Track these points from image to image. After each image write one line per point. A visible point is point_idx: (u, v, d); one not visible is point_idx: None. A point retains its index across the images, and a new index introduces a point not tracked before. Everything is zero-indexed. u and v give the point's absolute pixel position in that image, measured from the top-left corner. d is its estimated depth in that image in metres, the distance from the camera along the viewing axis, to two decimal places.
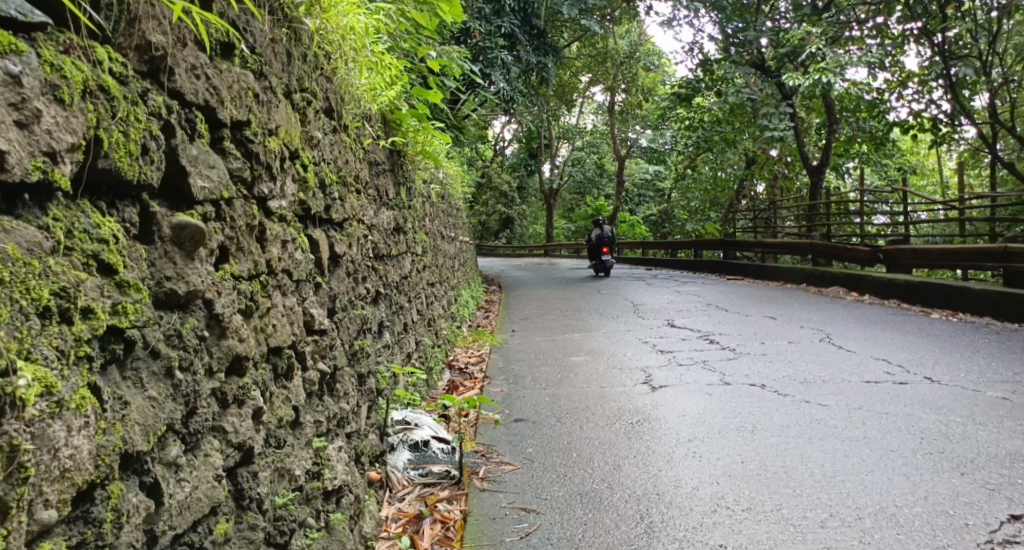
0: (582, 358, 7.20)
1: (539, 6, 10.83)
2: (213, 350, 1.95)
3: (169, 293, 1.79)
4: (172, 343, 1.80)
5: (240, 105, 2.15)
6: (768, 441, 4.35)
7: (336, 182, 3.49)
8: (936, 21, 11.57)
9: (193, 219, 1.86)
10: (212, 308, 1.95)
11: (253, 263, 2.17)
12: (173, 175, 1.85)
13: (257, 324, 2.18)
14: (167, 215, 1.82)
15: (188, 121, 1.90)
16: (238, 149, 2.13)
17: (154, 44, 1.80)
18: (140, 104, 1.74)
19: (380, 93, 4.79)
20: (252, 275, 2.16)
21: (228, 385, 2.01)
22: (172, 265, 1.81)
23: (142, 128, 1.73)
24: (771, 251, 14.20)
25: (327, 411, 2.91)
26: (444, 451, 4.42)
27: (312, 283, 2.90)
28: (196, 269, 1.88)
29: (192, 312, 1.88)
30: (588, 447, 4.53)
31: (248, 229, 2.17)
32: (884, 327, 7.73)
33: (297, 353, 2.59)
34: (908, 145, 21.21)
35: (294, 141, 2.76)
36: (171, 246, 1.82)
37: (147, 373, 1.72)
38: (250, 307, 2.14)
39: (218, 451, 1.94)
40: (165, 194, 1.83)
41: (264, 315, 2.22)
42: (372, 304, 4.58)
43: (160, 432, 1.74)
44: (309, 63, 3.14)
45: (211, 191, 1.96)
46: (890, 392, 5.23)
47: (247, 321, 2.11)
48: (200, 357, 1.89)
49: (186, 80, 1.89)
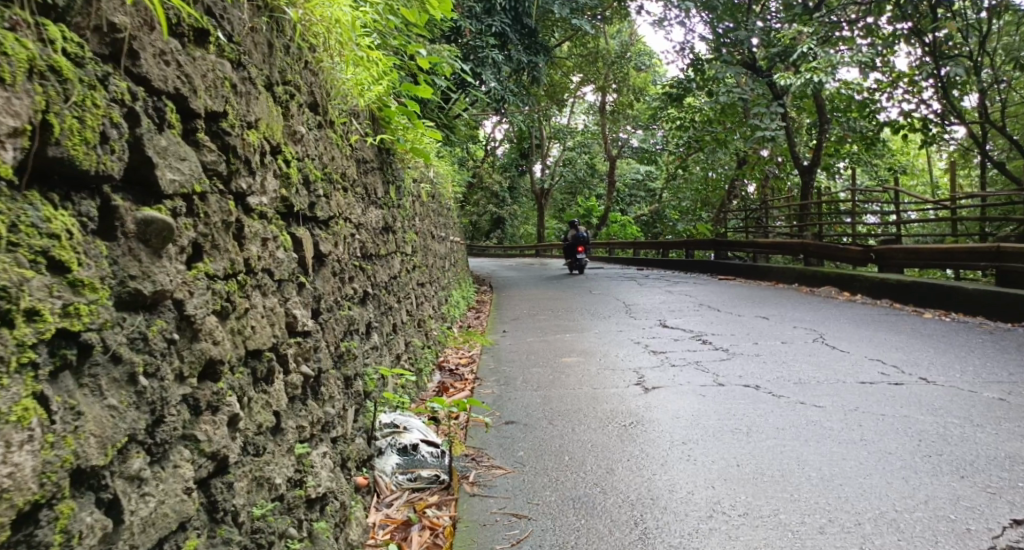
0: (574, 359, 7.11)
1: (529, 5, 10.73)
2: (183, 353, 1.84)
3: (133, 293, 1.69)
4: (136, 347, 1.69)
5: (216, 95, 2.04)
6: (764, 444, 4.26)
7: (321, 179, 3.39)
8: (926, 21, 11.52)
9: (160, 214, 1.76)
10: (182, 309, 1.84)
11: (229, 262, 2.06)
12: (139, 166, 1.74)
13: (233, 326, 2.07)
14: (131, 209, 1.71)
15: (157, 110, 1.80)
16: (213, 141, 2.03)
17: (116, 25, 1.69)
18: (98, 89, 1.64)
19: (367, 90, 4.69)
20: (228, 274, 2.05)
21: (200, 392, 1.90)
22: (136, 264, 1.71)
23: (101, 114, 1.63)
24: (762, 251, 14.15)
25: (310, 416, 2.81)
26: (434, 455, 4.31)
27: (294, 283, 2.80)
28: (164, 267, 1.77)
29: (161, 314, 1.78)
30: (580, 450, 4.44)
31: (225, 225, 2.06)
32: (877, 327, 7.67)
33: (278, 357, 2.49)
34: (899, 145, 21.21)
35: (276, 135, 2.66)
36: (137, 242, 1.71)
37: (107, 380, 1.62)
38: (226, 308, 2.04)
39: (188, 462, 1.84)
40: (130, 187, 1.73)
41: (241, 316, 2.11)
42: (359, 304, 4.48)
43: (121, 444, 1.64)
44: (292, 55, 3.04)
45: (182, 184, 1.85)
46: (886, 394, 5.15)
47: (222, 323, 2.01)
48: (168, 361, 1.79)
49: (153, 66, 1.79)
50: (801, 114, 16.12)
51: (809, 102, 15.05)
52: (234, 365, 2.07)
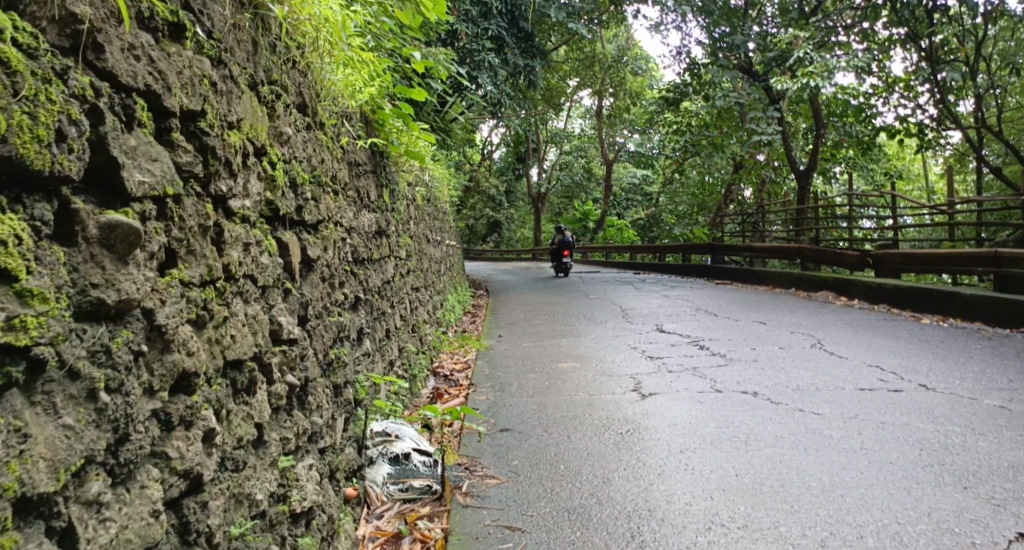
0: (570, 364, 7.01)
1: (526, 8, 10.64)
2: (152, 366, 1.74)
3: (94, 302, 1.59)
4: (96, 361, 1.60)
5: (193, 93, 1.95)
6: (762, 453, 4.17)
7: (310, 181, 3.30)
8: (924, 26, 11.43)
9: (126, 218, 1.66)
10: (151, 318, 1.75)
11: (206, 268, 1.97)
12: (103, 166, 1.64)
13: (211, 335, 1.98)
14: (93, 212, 1.61)
15: (124, 106, 1.70)
16: (189, 142, 1.94)
17: (79, 16, 1.59)
18: (55, 83, 1.54)
19: (359, 92, 4.60)
20: (205, 281, 1.96)
21: (172, 406, 1.81)
22: (99, 271, 1.61)
23: (57, 110, 1.53)
24: (759, 255, 14.09)
25: (296, 427, 2.72)
26: (426, 464, 4.22)
27: (279, 289, 2.71)
28: (130, 274, 1.68)
29: (127, 324, 1.68)
30: (575, 459, 4.34)
31: (201, 230, 1.97)
32: (876, 332, 7.58)
33: (260, 366, 2.40)
34: (895, 150, 21.14)
35: (260, 137, 2.57)
36: (99, 248, 1.62)
37: (61, 398, 1.52)
38: (202, 317, 1.95)
39: (157, 482, 1.75)
40: (93, 189, 1.63)
41: (219, 325, 2.02)
42: (351, 310, 4.39)
43: (76, 467, 1.54)
44: (279, 54, 2.95)
45: (152, 185, 1.75)
46: (885, 401, 5.06)
47: (198, 333, 1.92)
48: (133, 374, 1.69)
49: (120, 60, 1.69)
50: (798, 118, 16.06)
51: (807, 106, 14.98)
52: (209, 376, 1.97)
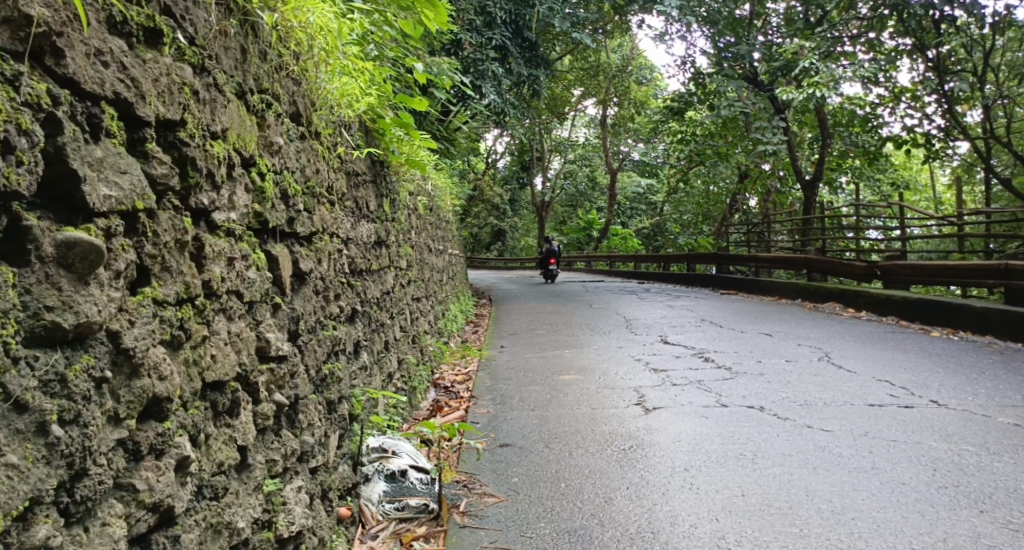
0: (573, 376, 6.90)
1: (530, 18, 10.55)
2: (116, 392, 1.64)
3: (48, 327, 1.48)
4: (49, 391, 1.49)
5: (171, 102, 1.86)
6: (769, 472, 4.05)
7: (303, 192, 3.20)
8: (930, 36, 11.33)
9: (86, 236, 1.55)
10: (116, 341, 1.65)
11: (183, 285, 1.88)
12: (60, 180, 1.53)
13: (187, 356, 1.89)
14: (49, 230, 1.50)
15: (87, 115, 1.60)
16: (166, 153, 1.85)
17: (34, 19, 1.49)
18: (7, 91, 1.43)
19: (358, 102, 4.51)
20: (180, 300, 1.87)
21: (139, 434, 1.71)
22: (54, 293, 1.50)
23: (6, 121, 1.42)
24: (765, 265, 13.96)
25: (284, 447, 2.62)
26: (423, 482, 4.12)
27: (268, 304, 2.61)
28: (91, 296, 1.57)
29: (87, 349, 1.58)
30: (576, 477, 4.23)
31: (178, 245, 1.87)
32: (885, 345, 7.46)
33: (245, 386, 2.30)
34: (901, 160, 21.04)
35: (248, 147, 2.48)
36: (55, 268, 1.51)
37: (7, 433, 1.41)
38: (176, 339, 1.85)
39: (120, 517, 1.64)
40: (49, 204, 1.52)
41: (196, 346, 1.93)
42: (347, 324, 4.28)
43: (22, 508, 1.42)
44: (271, 62, 2.85)
45: (118, 199, 1.65)
46: (896, 417, 4.94)
47: (172, 354, 1.83)
48: (94, 403, 1.58)
49: (84, 67, 1.59)
50: (803, 128, 15.98)
51: (812, 116, 14.89)
52: (184, 401, 1.87)
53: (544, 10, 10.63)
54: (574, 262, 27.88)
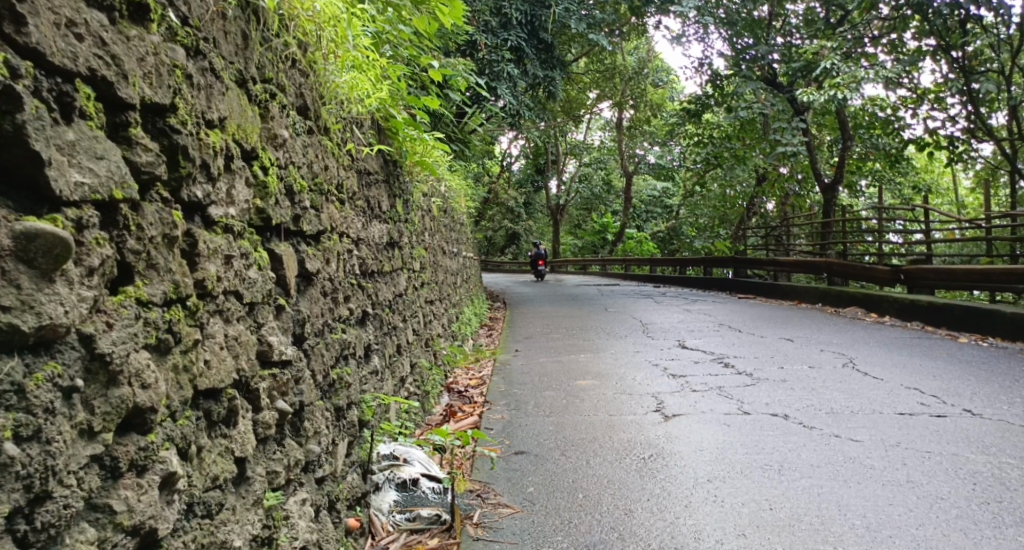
0: (589, 381, 6.73)
1: (547, 18, 10.38)
2: (89, 403, 1.49)
3: (4, 331, 1.34)
4: (4, 404, 1.34)
5: (161, 85, 1.72)
6: (798, 484, 3.87)
7: (310, 189, 3.05)
8: (955, 36, 11.09)
9: (51, 229, 1.40)
10: (90, 347, 1.50)
11: (172, 285, 1.74)
12: (22, 164, 1.38)
13: (177, 362, 1.75)
14: (8, 220, 1.36)
15: (57, 94, 1.45)
16: (154, 141, 1.71)
17: None
18: None
19: (369, 98, 4.36)
20: (169, 301, 1.73)
21: (118, 449, 1.56)
22: (12, 293, 1.35)
23: None
24: (784, 268, 13.72)
25: (287, 459, 2.46)
26: (435, 491, 3.96)
27: (270, 305, 2.47)
28: (55, 295, 1.42)
29: (53, 356, 1.43)
30: (594, 488, 4.06)
31: (167, 241, 1.72)
32: (912, 352, 7.25)
33: (244, 394, 2.15)
34: (923, 163, 20.70)
35: (250, 137, 2.34)
36: (15, 263, 1.36)
37: None
38: (164, 344, 1.70)
39: (91, 543, 1.49)
40: (9, 192, 1.38)
41: (187, 351, 1.79)
42: (358, 327, 4.14)
43: None
44: (274, 50, 2.71)
45: (92, 187, 1.50)
46: (929, 427, 4.74)
47: (158, 360, 1.68)
48: (61, 416, 1.43)
49: (51, 37, 1.44)
50: (822, 130, 15.73)
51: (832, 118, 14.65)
52: (173, 411, 1.73)
53: (560, 11, 10.45)
54: (588, 266, 27.65)
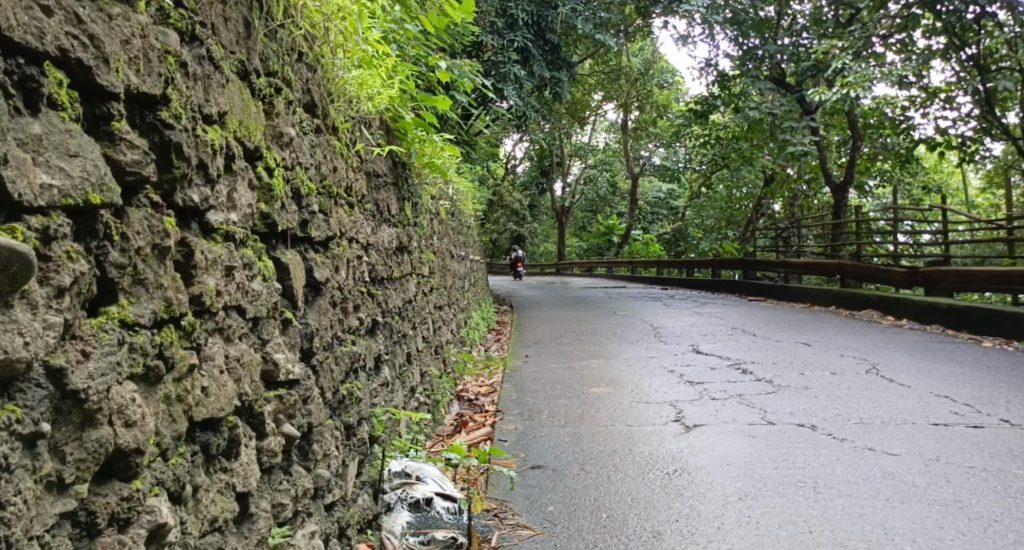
0: (604, 389, 6.50)
1: (553, 19, 10.15)
2: (59, 450, 1.28)
3: None
4: None
5: (150, 74, 1.50)
6: (837, 504, 3.64)
7: (319, 192, 2.84)
8: (970, 34, 10.80)
9: (12, 241, 1.17)
10: (60, 383, 1.28)
11: (164, 302, 1.52)
12: None
13: (170, 392, 1.54)
14: None
15: (19, 78, 1.24)
16: (142, 138, 1.49)
17: None
18: None
19: (377, 96, 4.13)
20: (160, 321, 1.52)
21: (95, 501, 1.34)
22: None
23: None
24: (794, 270, 13.45)
25: (295, 489, 2.26)
26: (450, 511, 3.75)
27: (276, 319, 2.26)
28: (11, 323, 1.19)
29: (12, 398, 1.20)
30: (618, 507, 3.83)
31: (156, 253, 1.51)
32: (935, 357, 7.00)
33: (247, 419, 1.95)
34: (933, 164, 20.40)
35: (253, 136, 2.13)
36: None
37: None
38: (153, 372, 1.49)
39: None
40: None
41: (182, 380, 1.58)
42: (367, 337, 3.92)
43: None
44: (280, 41, 2.49)
45: (63, 190, 1.29)
46: (968, 440, 4.50)
47: (147, 391, 1.47)
48: (21, 470, 1.21)
49: (11, 11, 1.22)
50: (831, 131, 15.46)
51: (842, 118, 14.40)
52: (165, 449, 1.52)
53: (568, 11, 10.23)
54: (594, 267, 27.41)
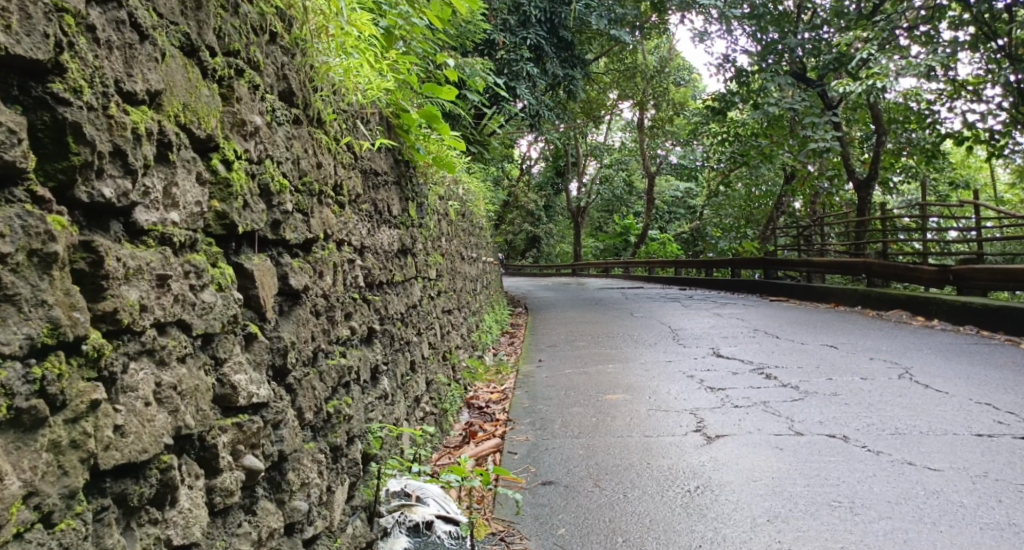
0: (620, 396, 6.16)
1: (567, 15, 9.83)
2: None
3: None
4: None
5: (24, 31, 1.32)
6: (877, 529, 3.35)
7: (296, 188, 2.54)
8: (1000, 23, 10.36)
9: None
10: None
11: (49, 325, 1.33)
12: None
13: (58, 435, 1.35)
14: None
15: None
16: (12, 110, 1.31)
17: None
18: None
19: (372, 87, 3.82)
20: (41, 352, 1.32)
21: None
22: None
23: None
24: (815, 269, 13.05)
25: (257, 532, 1.97)
26: (452, 535, 3.45)
27: (237, 334, 1.95)
28: None
29: None
30: (636, 530, 3.53)
31: (37, 261, 1.32)
32: (971, 360, 6.62)
33: (189, 457, 1.70)
34: (959, 159, 19.90)
35: (204, 122, 1.82)
36: None
37: None
38: (28, 415, 1.30)
39: None
40: None
41: (79, 420, 1.38)
42: (362, 347, 3.62)
43: None
44: (245, 17, 2.19)
45: None
46: (1015, 453, 4.17)
47: (15, 441, 1.28)
48: None
49: None
50: (854, 126, 15.02)
51: (865, 113, 13.96)
52: (48, 511, 1.33)
53: (581, 7, 9.91)
54: (610, 268, 27.02)
